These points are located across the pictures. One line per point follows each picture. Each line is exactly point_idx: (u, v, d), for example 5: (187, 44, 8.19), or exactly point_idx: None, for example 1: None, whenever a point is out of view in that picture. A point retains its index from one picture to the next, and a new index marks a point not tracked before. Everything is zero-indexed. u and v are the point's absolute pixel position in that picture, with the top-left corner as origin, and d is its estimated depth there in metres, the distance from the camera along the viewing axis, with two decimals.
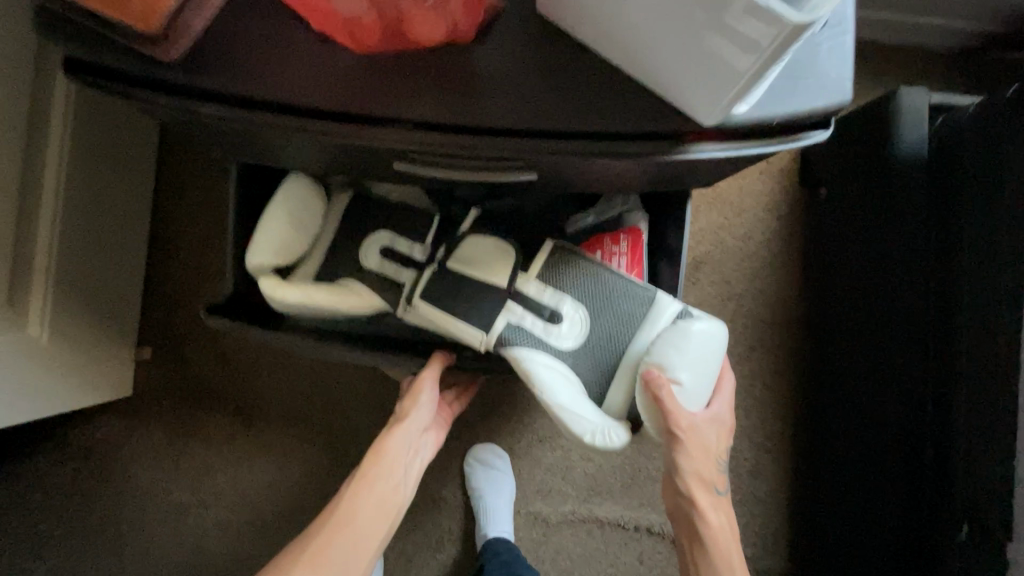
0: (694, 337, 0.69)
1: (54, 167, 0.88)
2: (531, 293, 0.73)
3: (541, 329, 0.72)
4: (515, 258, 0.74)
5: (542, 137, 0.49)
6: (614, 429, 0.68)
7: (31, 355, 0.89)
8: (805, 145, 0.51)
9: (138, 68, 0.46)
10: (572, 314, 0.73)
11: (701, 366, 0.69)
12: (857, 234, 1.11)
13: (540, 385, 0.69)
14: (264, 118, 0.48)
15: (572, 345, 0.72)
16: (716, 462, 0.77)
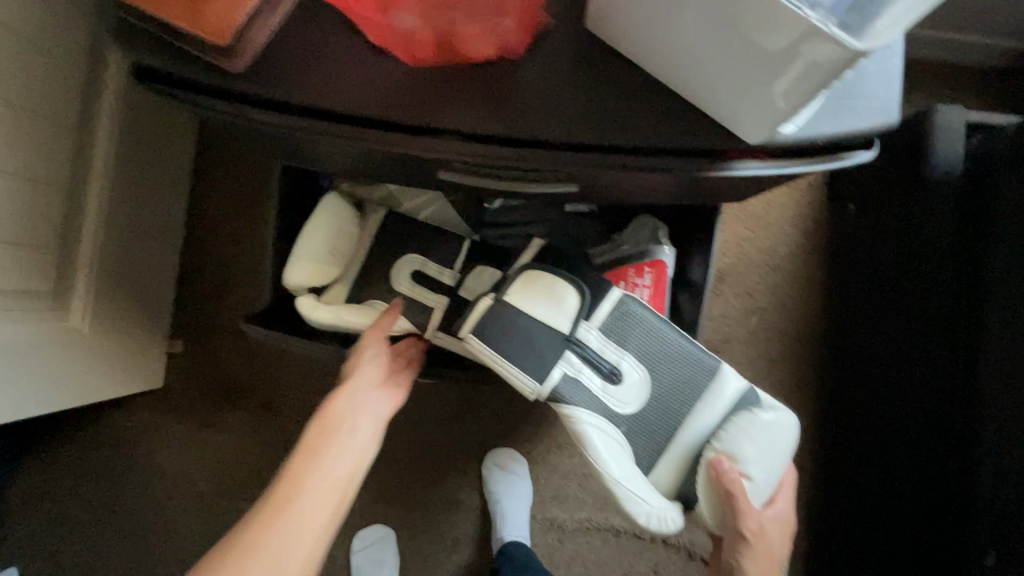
0: (766, 428, 0.72)
1: (101, 164, 0.92)
2: (593, 345, 0.70)
3: (598, 384, 0.70)
4: (577, 306, 0.70)
5: (584, 150, 0.50)
6: (673, 515, 0.70)
7: (73, 343, 0.93)
8: (845, 164, 0.52)
9: (204, 79, 0.49)
10: (630, 373, 0.71)
11: (769, 462, 0.72)
12: (886, 250, 1.10)
13: (600, 458, 0.69)
14: (320, 128, 0.50)
15: (627, 405, 0.71)
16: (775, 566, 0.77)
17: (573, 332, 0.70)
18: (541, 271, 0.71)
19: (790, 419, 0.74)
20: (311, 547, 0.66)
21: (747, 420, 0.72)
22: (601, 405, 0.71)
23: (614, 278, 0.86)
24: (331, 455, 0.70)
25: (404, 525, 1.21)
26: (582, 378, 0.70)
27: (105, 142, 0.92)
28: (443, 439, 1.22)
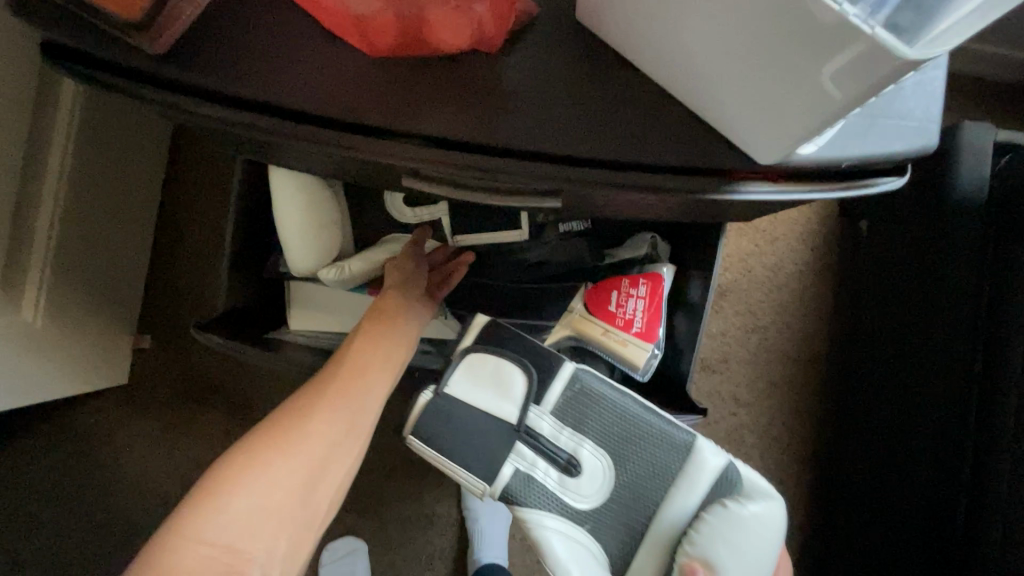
0: (747, 526, 0.66)
1: (60, 145, 0.85)
2: (546, 433, 0.69)
3: (553, 480, 0.69)
4: (524, 391, 0.69)
5: (571, 163, 0.43)
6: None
7: (26, 339, 0.87)
8: (872, 192, 0.45)
9: (133, 64, 0.42)
10: (589, 463, 0.69)
11: (750, 566, 0.65)
12: (901, 273, 1.03)
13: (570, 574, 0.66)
14: (264, 124, 0.43)
15: (587, 499, 0.69)
16: None
17: (522, 422, 0.69)
18: (482, 356, 0.70)
19: (773, 513, 0.68)
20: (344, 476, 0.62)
21: (725, 518, 0.65)
22: (560, 502, 0.69)
23: (605, 287, 0.78)
24: (352, 404, 0.62)
25: (378, 539, 1.15)
26: (536, 473, 0.69)
27: (66, 122, 0.85)
28: (421, 451, 1.16)
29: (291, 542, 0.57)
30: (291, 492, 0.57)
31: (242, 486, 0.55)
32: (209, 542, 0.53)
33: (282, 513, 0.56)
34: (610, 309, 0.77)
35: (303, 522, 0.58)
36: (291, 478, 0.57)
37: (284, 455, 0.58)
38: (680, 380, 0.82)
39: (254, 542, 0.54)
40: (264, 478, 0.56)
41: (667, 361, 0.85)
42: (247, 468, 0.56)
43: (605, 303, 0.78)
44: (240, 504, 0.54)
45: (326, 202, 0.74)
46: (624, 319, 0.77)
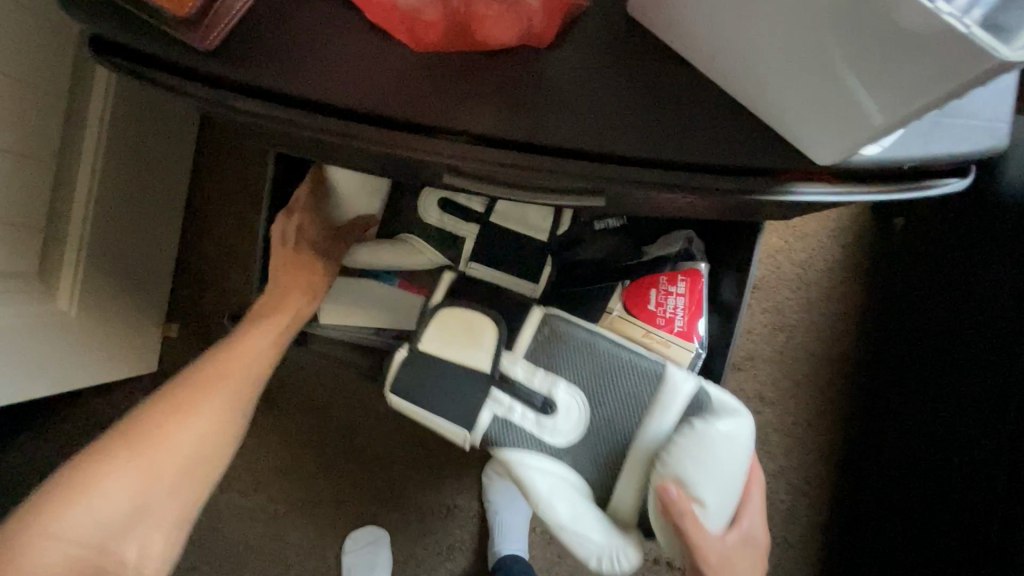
0: (719, 442, 0.63)
1: (93, 138, 0.86)
2: (519, 377, 0.69)
3: (531, 421, 0.68)
4: (497, 337, 0.69)
5: (618, 163, 0.42)
6: (620, 550, 0.65)
7: (62, 328, 0.88)
8: (932, 194, 0.44)
9: (179, 58, 0.42)
10: (567, 402, 0.68)
11: (726, 482, 0.63)
12: (940, 274, 1.00)
13: (550, 508, 0.66)
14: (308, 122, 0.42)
15: (565, 435, 0.68)
16: None
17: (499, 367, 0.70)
18: (454, 304, 0.70)
19: (745, 427, 0.66)
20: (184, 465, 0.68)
21: (698, 438, 0.63)
22: (539, 442, 0.69)
23: (644, 285, 0.80)
24: (225, 398, 0.72)
25: (399, 529, 1.17)
26: (515, 414, 0.69)
27: (99, 115, 0.86)
28: (443, 444, 1.17)
29: (172, 525, 0.67)
30: (167, 483, 0.66)
31: (107, 484, 0.63)
32: (79, 539, 0.60)
33: (160, 501, 0.66)
34: (651, 309, 0.79)
35: (180, 509, 0.68)
36: (169, 469, 0.67)
37: (153, 451, 0.66)
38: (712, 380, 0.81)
39: (132, 532, 0.63)
40: (134, 472, 0.64)
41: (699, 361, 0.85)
42: (108, 469, 0.63)
43: (645, 302, 0.79)
44: (113, 499, 0.63)
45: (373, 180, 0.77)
46: (666, 319, 0.78)
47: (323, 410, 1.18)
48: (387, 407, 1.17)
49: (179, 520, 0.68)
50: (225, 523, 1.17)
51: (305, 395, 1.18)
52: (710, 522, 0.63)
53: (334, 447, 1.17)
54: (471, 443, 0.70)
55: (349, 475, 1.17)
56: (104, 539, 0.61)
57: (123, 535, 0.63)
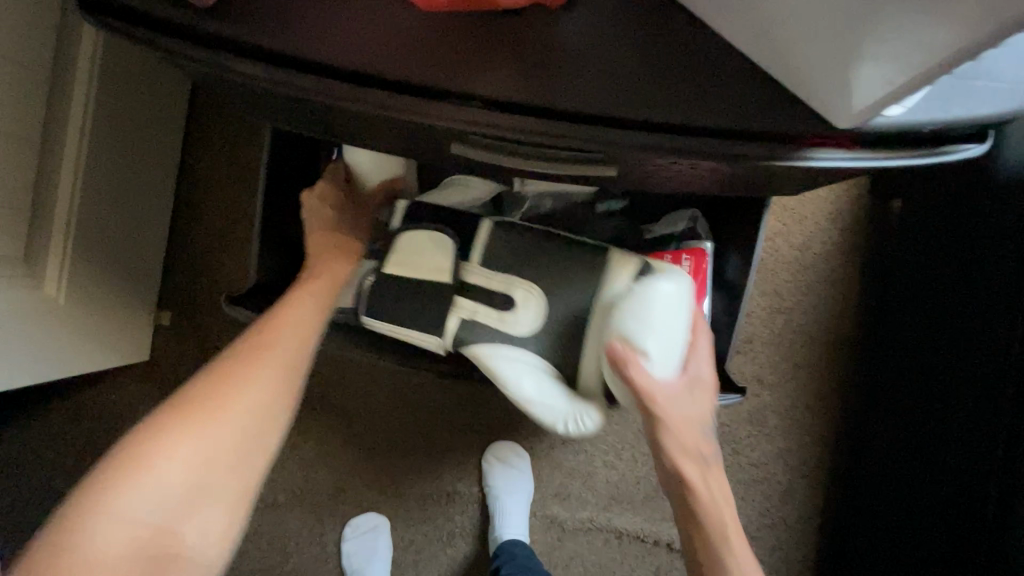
0: (659, 296, 0.64)
1: (78, 119, 0.83)
2: (478, 281, 0.72)
3: (495, 319, 0.71)
4: (454, 244, 0.73)
5: (632, 128, 0.41)
6: (583, 414, 0.68)
7: (49, 315, 0.86)
8: (949, 160, 0.43)
9: (185, 21, 0.42)
10: (525, 299, 0.71)
11: (670, 332, 0.64)
12: (938, 254, 1.00)
13: (517, 387, 0.68)
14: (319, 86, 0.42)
15: (525, 329, 0.70)
16: (702, 433, 0.69)
17: (461, 276, 0.73)
18: (412, 228, 0.74)
19: (684, 283, 0.67)
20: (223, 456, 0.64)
21: (641, 296, 0.64)
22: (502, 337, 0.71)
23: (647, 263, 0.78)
24: (273, 374, 0.68)
25: (399, 516, 1.16)
26: (479, 317, 0.71)
27: (84, 95, 0.83)
28: (443, 429, 1.16)
29: (227, 509, 0.64)
30: (219, 463, 0.63)
31: (163, 458, 0.62)
32: (138, 515, 0.60)
33: (213, 481, 0.63)
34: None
35: (235, 492, 0.65)
36: (218, 450, 0.64)
37: (204, 427, 0.64)
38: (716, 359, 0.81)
39: (191, 512, 0.62)
40: (186, 449, 0.62)
41: None
42: (162, 443, 0.62)
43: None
44: (167, 475, 0.62)
45: (390, 164, 0.83)
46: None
47: (321, 397, 1.16)
48: (386, 393, 1.16)
49: (239, 503, 0.65)
50: None
51: None
52: (659, 372, 0.65)
53: (332, 435, 1.16)
54: (445, 348, 0.74)
55: (348, 462, 1.16)
56: (163, 517, 0.61)
57: (182, 514, 0.62)
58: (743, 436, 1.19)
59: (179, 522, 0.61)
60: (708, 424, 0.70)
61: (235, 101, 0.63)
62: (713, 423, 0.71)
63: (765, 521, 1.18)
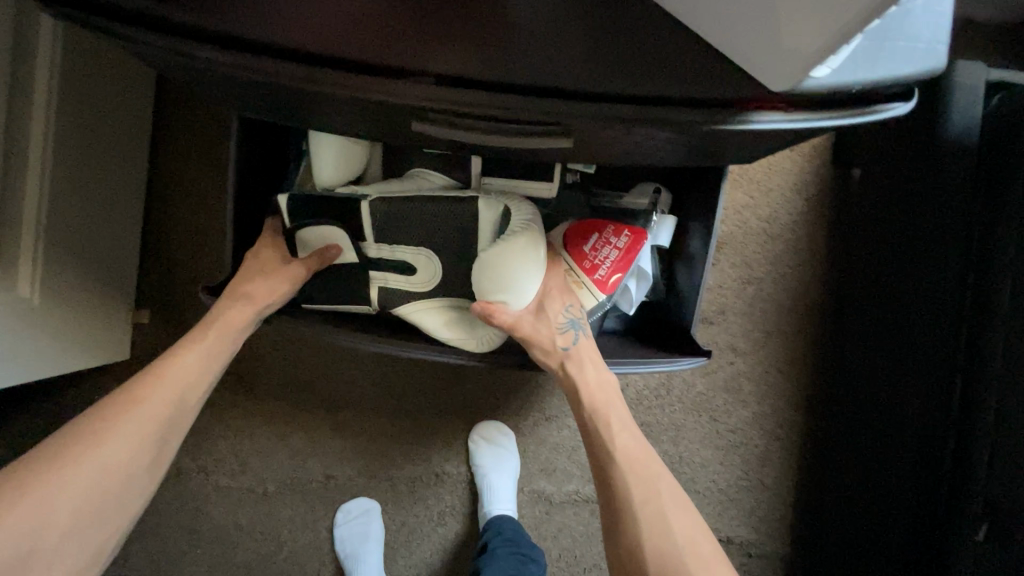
0: (499, 254, 0.73)
1: (42, 114, 0.82)
2: (381, 253, 0.79)
3: (404, 282, 0.80)
4: (346, 235, 0.78)
5: (585, 99, 0.44)
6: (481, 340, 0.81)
7: (24, 316, 0.85)
8: (879, 118, 0.47)
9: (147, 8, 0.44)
10: (419, 259, 0.78)
11: (515, 281, 0.74)
12: (894, 218, 1.05)
13: (434, 324, 0.80)
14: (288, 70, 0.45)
15: (427, 285, 0.80)
16: (562, 331, 0.77)
17: (366, 253, 0.80)
18: (315, 224, 0.79)
19: (532, 233, 0.75)
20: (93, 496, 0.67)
21: (496, 251, 0.73)
22: (411, 296, 0.80)
23: (589, 227, 0.81)
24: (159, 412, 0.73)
25: (390, 499, 1.18)
26: (393, 284, 0.80)
27: (46, 89, 0.82)
28: (428, 412, 1.18)
29: (86, 554, 0.67)
30: (80, 506, 0.66)
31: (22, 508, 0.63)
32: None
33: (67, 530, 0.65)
34: (584, 250, 0.80)
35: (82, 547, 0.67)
36: (86, 492, 0.67)
37: (77, 473, 0.66)
38: (684, 326, 0.85)
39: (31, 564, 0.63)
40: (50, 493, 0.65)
41: (671, 310, 0.88)
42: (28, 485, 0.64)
43: (583, 242, 0.81)
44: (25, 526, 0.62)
45: (357, 155, 0.81)
46: (592, 264, 0.80)
47: (305, 387, 1.18)
48: (370, 380, 1.18)
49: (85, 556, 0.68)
50: (214, 506, 1.17)
51: (286, 373, 1.17)
52: (515, 304, 0.76)
53: (319, 423, 1.18)
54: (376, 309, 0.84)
55: (336, 449, 1.18)
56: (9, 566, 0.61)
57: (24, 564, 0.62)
58: (719, 403, 1.23)
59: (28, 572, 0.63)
60: (563, 321, 0.77)
61: (203, 90, 0.65)
62: (570, 318, 0.78)
63: (744, 484, 1.23)
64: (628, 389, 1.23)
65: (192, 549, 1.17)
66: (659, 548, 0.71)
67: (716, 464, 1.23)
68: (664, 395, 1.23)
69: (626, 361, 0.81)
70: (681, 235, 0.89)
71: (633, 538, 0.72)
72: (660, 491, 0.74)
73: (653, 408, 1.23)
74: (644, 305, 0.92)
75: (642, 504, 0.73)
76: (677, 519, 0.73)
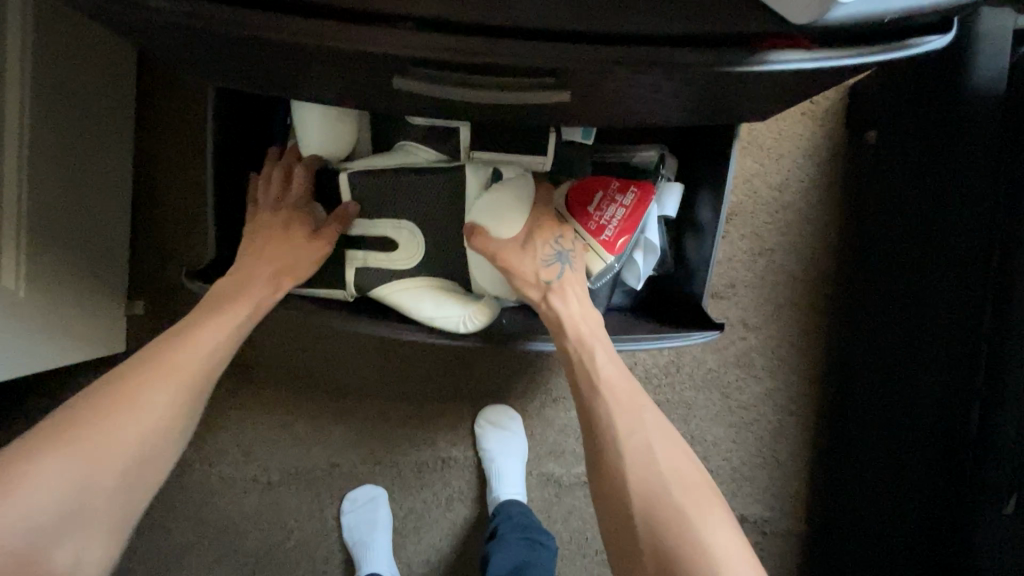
0: (492, 199, 0.75)
1: (16, 94, 0.78)
2: (357, 231, 0.80)
3: (382, 259, 0.79)
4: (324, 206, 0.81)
5: (582, 41, 0.40)
6: (463, 315, 0.76)
7: (10, 309, 0.83)
8: (911, 55, 0.43)
9: None
10: (401, 236, 0.79)
11: (501, 213, 0.74)
12: (913, 180, 1.00)
13: (398, 298, 0.78)
14: (267, 23, 0.42)
15: (408, 262, 0.79)
16: (546, 262, 0.75)
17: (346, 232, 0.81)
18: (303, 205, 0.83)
19: (523, 183, 0.76)
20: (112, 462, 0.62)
21: (488, 201, 0.75)
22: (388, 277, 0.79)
23: (593, 185, 0.78)
24: (196, 368, 0.69)
25: (396, 485, 1.16)
26: (371, 262, 0.79)
27: (18, 69, 0.78)
28: (431, 396, 1.16)
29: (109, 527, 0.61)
30: (116, 465, 0.62)
31: (40, 475, 0.57)
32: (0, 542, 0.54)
33: (105, 490, 0.61)
34: (589, 210, 0.78)
35: (120, 511, 0.62)
36: (119, 451, 0.62)
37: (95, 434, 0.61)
38: (694, 298, 0.81)
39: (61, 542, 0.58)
40: (73, 459, 0.59)
41: (680, 282, 0.84)
42: (40, 457, 0.58)
43: (587, 203, 0.78)
44: (51, 490, 0.57)
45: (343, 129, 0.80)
46: (598, 224, 0.77)
47: (306, 375, 1.15)
48: (371, 365, 1.15)
49: (121, 523, 0.63)
50: (220, 497, 1.16)
51: (285, 360, 1.15)
52: (501, 235, 0.75)
53: (320, 411, 1.15)
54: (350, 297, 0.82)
55: (340, 437, 1.16)
56: (35, 546, 0.56)
57: (52, 541, 0.57)
58: (731, 379, 1.20)
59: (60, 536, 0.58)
60: (549, 253, 0.75)
61: (180, 58, 0.61)
62: (558, 251, 0.75)
63: (757, 461, 1.20)
64: (637, 367, 1.19)
65: (200, 540, 1.16)
66: (644, 486, 0.66)
67: (728, 442, 1.20)
68: (674, 373, 1.19)
69: (634, 338, 0.77)
70: (688, 204, 0.85)
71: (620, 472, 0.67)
72: (647, 424, 0.70)
73: (663, 387, 1.19)
74: (652, 279, 0.88)
75: (627, 436, 0.69)
76: (663, 451, 0.69)
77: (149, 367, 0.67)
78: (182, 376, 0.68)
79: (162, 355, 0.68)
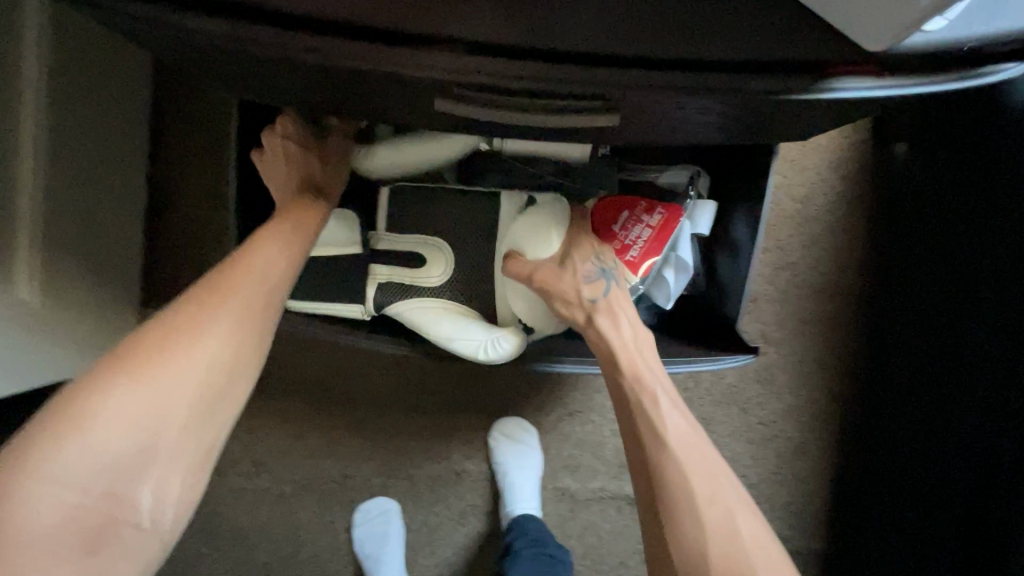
0: (526, 220, 0.76)
1: (33, 101, 0.77)
2: (387, 246, 0.82)
3: (408, 275, 0.80)
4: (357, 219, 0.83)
5: (640, 66, 0.39)
6: (487, 340, 0.74)
7: (23, 320, 0.81)
8: (979, 82, 0.41)
9: None
10: (432, 253, 0.80)
11: (533, 234, 0.75)
12: (946, 195, 0.97)
13: (419, 318, 0.78)
14: (307, 42, 0.40)
15: (434, 278, 0.80)
16: (591, 281, 0.72)
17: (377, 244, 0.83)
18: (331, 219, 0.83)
19: (557, 206, 0.76)
20: (145, 438, 0.57)
21: (519, 222, 0.77)
22: (414, 296, 0.80)
23: (620, 205, 0.78)
24: (247, 305, 0.65)
25: (410, 498, 1.14)
26: (395, 277, 0.80)
27: (36, 74, 0.76)
28: (446, 409, 1.14)
29: (150, 502, 0.58)
30: (181, 402, 0.59)
31: (71, 450, 0.54)
32: (79, 485, 0.54)
33: (174, 428, 0.59)
34: (614, 230, 0.78)
35: (194, 448, 0.61)
36: (178, 398, 0.59)
37: (126, 406, 0.56)
38: (726, 319, 0.79)
39: (102, 514, 0.56)
40: (134, 403, 0.56)
41: (711, 302, 0.82)
42: (103, 402, 0.56)
43: (612, 221, 0.78)
44: (118, 433, 0.55)
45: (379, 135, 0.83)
46: (623, 244, 0.77)
47: (319, 386, 1.13)
48: (386, 376, 1.13)
49: (163, 499, 0.59)
50: (230, 507, 1.14)
51: (299, 371, 1.13)
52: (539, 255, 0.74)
53: (335, 422, 1.14)
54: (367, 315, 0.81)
55: (353, 449, 1.14)
56: (115, 487, 0.56)
57: (99, 510, 0.55)
58: (751, 395, 1.17)
59: (107, 506, 0.56)
60: (591, 269, 0.72)
61: (205, 71, 0.60)
62: (601, 267, 0.73)
63: (777, 479, 1.18)
64: None
65: (210, 551, 1.15)
66: (726, 553, 0.62)
67: (747, 458, 1.18)
68: (693, 388, 1.17)
69: (663, 359, 0.75)
70: (719, 222, 0.83)
71: (695, 539, 0.63)
72: (723, 486, 0.65)
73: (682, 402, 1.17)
74: (682, 298, 0.86)
75: (706, 500, 0.64)
76: (743, 514, 0.64)
77: (182, 335, 0.61)
78: (218, 351, 0.62)
79: (195, 322, 0.62)
